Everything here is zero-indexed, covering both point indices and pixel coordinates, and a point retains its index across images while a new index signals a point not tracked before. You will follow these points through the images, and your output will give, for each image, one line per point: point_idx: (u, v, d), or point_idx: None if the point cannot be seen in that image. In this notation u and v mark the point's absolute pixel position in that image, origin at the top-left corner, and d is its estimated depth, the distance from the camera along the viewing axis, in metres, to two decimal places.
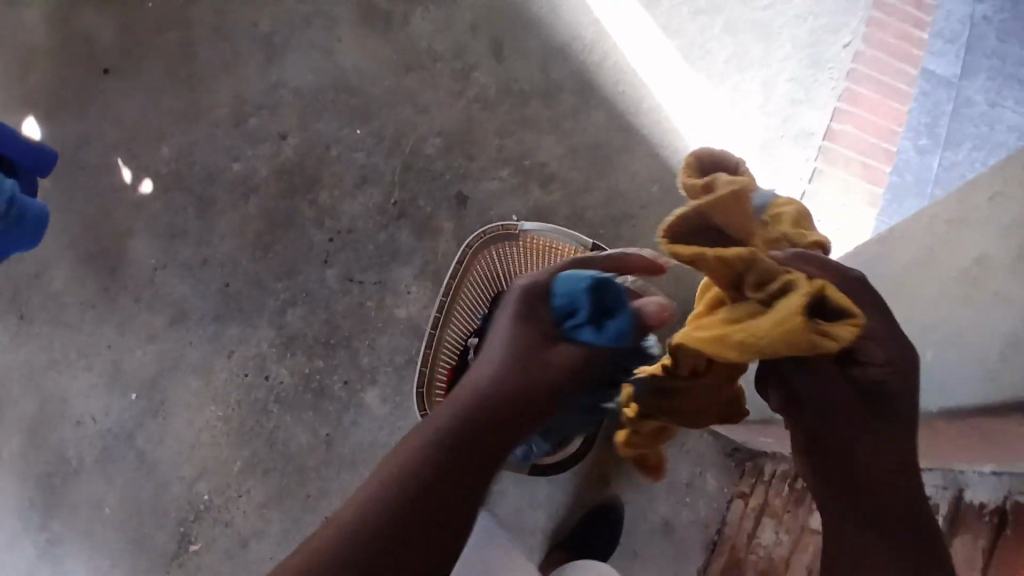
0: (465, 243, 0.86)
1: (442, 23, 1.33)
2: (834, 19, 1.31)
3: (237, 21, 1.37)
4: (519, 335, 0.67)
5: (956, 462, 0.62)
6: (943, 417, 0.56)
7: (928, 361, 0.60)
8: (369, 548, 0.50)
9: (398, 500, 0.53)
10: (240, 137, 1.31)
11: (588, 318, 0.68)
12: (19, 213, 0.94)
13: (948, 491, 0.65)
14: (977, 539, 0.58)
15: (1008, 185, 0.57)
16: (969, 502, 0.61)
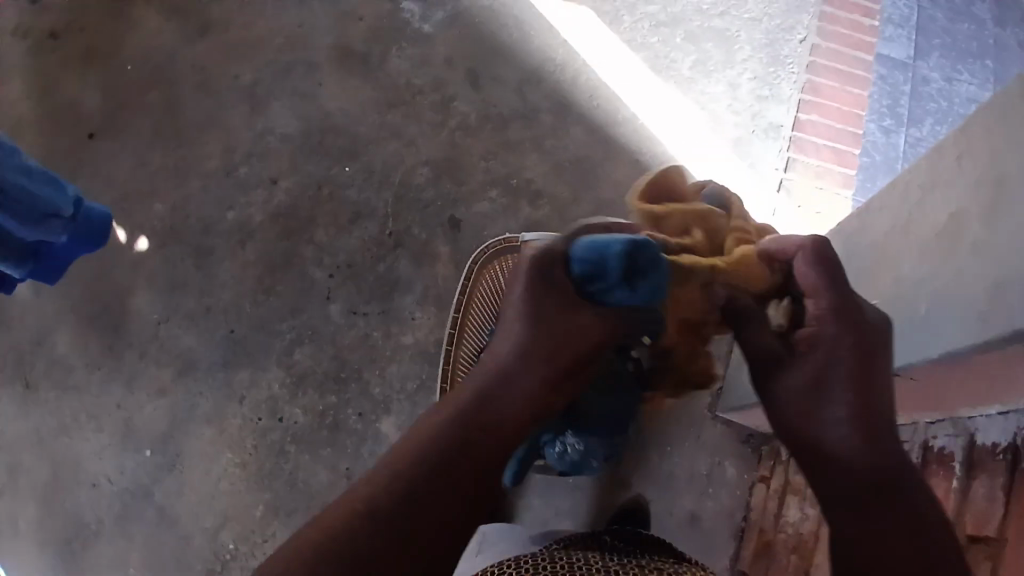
0: (470, 262, 0.92)
1: (418, 60, 1.39)
2: (786, 19, 1.41)
3: (219, 76, 1.41)
4: (539, 311, 0.57)
5: (963, 408, 0.65)
6: (943, 362, 0.59)
7: (923, 314, 0.63)
8: (366, 547, 0.47)
9: (405, 496, 0.49)
10: (232, 186, 1.34)
11: (619, 283, 0.57)
12: (84, 215, 0.91)
13: (960, 439, 0.67)
14: (995, 478, 0.61)
15: (970, 143, 0.62)
16: (982, 445, 0.64)
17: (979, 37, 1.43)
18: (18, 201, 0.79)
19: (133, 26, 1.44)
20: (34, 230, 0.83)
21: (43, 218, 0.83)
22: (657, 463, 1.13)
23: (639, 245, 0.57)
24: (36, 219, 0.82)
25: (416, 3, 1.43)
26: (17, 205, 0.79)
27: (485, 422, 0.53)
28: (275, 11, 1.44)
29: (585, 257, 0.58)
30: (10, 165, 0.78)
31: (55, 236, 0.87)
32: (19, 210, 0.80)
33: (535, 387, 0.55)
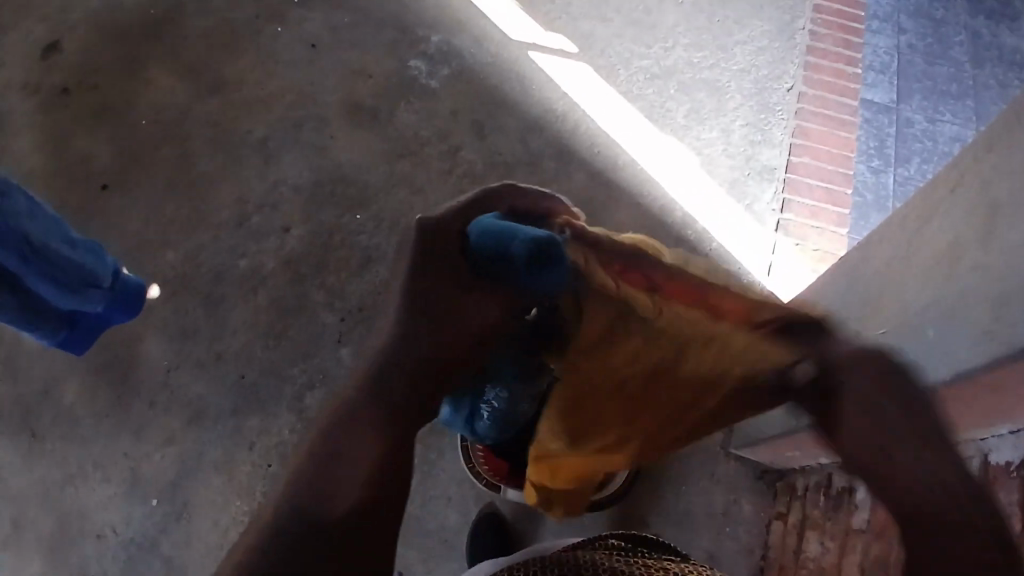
0: None
1: (424, 113, 1.46)
2: (773, 70, 1.49)
3: (233, 131, 1.47)
4: (437, 291, 0.57)
5: (974, 429, 0.67)
6: (955, 382, 0.61)
7: (930, 339, 0.65)
8: (299, 527, 0.45)
9: (337, 458, 0.50)
10: (244, 235, 1.38)
11: (518, 272, 0.55)
12: (121, 286, 0.94)
13: (973, 459, 0.69)
14: (1012, 496, 0.61)
15: (963, 177, 0.67)
16: (996, 464, 0.65)
17: (956, 82, 1.52)
18: (59, 270, 0.82)
19: (150, 86, 1.51)
20: (72, 299, 0.85)
21: (82, 287, 0.86)
22: (673, 501, 1.11)
23: (540, 240, 0.54)
24: (75, 289, 0.85)
25: (422, 60, 1.51)
26: (58, 273, 0.81)
27: (396, 379, 0.55)
28: (287, 70, 1.52)
29: (483, 239, 0.56)
30: (54, 235, 0.81)
31: (91, 306, 0.89)
32: (59, 279, 0.82)
33: (430, 370, 0.56)
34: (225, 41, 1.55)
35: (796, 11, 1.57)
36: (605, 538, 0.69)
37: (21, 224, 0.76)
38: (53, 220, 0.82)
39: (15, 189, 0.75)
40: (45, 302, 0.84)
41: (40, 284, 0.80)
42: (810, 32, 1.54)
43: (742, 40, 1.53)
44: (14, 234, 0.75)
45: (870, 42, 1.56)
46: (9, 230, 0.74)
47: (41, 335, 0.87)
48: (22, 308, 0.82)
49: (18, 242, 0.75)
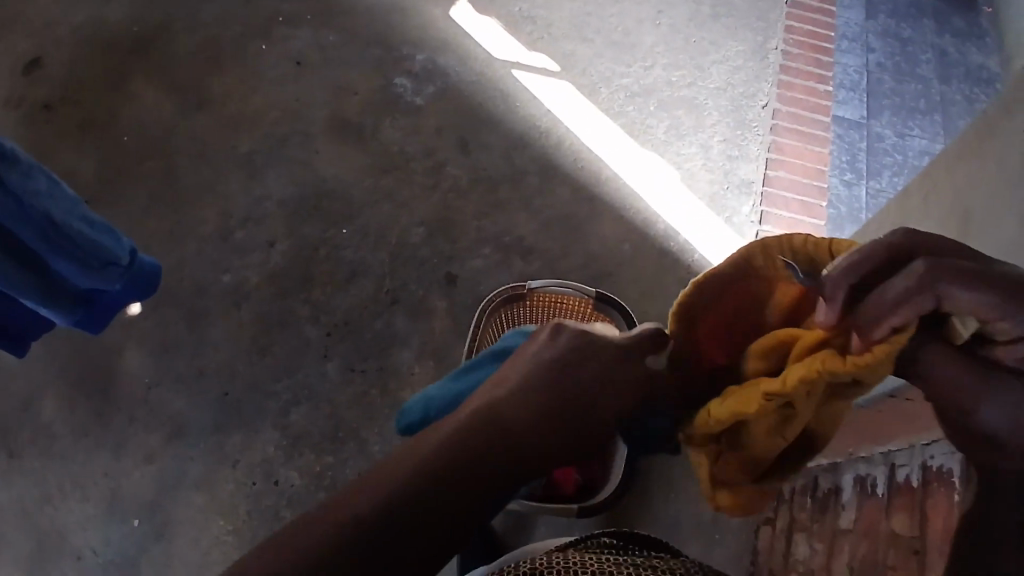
0: (489, 299, 1.07)
1: (410, 129, 1.48)
2: (748, 88, 1.55)
3: (218, 145, 1.47)
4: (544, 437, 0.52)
5: (918, 433, 0.69)
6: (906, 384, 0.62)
7: None
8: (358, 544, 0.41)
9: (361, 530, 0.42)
10: (227, 250, 1.37)
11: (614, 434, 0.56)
12: (139, 266, 0.92)
13: (919, 462, 0.70)
14: (950, 496, 0.62)
15: (935, 183, 0.70)
16: (936, 465, 0.67)
17: (923, 99, 1.59)
18: (78, 247, 0.81)
19: (134, 101, 1.51)
20: (87, 277, 0.83)
21: (99, 265, 0.83)
22: (660, 511, 1.12)
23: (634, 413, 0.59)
24: (94, 266, 0.83)
25: (407, 77, 1.53)
26: (76, 250, 0.81)
27: (477, 463, 0.47)
28: (273, 86, 1.53)
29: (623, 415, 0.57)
30: (74, 212, 0.80)
31: (109, 284, 0.87)
32: (76, 255, 0.81)
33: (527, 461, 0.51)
34: (210, 57, 1.56)
35: (768, 33, 1.63)
36: (602, 538, 0.70)
37: (40, 202, 0.75)
38: (72, 197, 0.80)
39: (37, 169, 0.75)
40: (65, 281, 0.84)
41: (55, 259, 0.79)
42: (783, 52, 1.61)
43: (718, 60, 1.58)
44: (33, 211, 0.75)
45: (840, 61, 1.62)
46: (29, 207, 0.75)
47: (59, 313, 0.86)
48: (44, 284, 0.82)
49: (38, 222, 0.76)
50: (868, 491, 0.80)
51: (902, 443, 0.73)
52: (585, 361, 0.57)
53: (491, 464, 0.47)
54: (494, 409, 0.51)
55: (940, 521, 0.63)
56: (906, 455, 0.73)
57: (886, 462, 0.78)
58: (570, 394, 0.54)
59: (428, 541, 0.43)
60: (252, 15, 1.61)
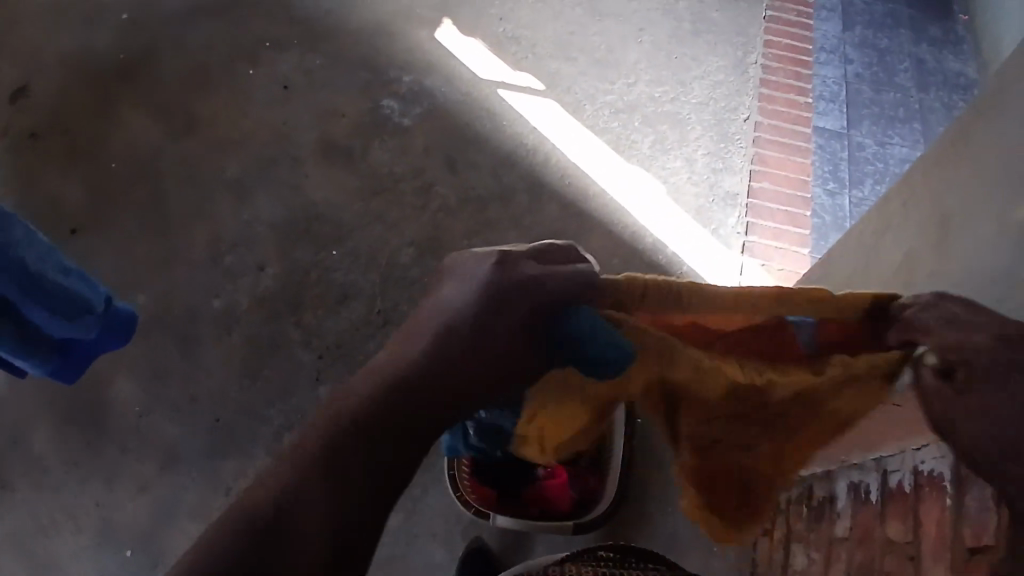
0: None
1: (398, 150, 1.49)
2: (730, 102, 1.57)
3: (206, 171, 1.47)
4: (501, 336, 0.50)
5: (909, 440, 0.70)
6: None
7: None
8: (310, 480, 0.43)
9: (307, 487, 0.43)
10: (218, 275, 1.36)
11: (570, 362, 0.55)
12: (115, 315, 0.91)
13: (910, 469, 0.71)
14: (942, 502, 0.63)
15: (912, 192, 0.72)
16: (926, 472, 0.67)
17: (902, 108, 1.62)
18: (55, 297, 0.80)
19: (121, 129, 1.51)
20: (64, 326, 0.82)
21: (77, 315, 0.83)
22: (658, 524, 1.11)
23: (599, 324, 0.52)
24: (68, 316, 0.82)
25: (395, 100, 1.55)
26: (52, 299, 0.80)
27: (423, 395, 0.47)
28: (260, 111, 1.54)
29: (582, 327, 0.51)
30: (49, 261, 0.79)
31: (86, 333, 0.86)
32: (52, 305, 0.80)
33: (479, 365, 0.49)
34: (197, 84, 1.56)
35: (748, 47, 1.67)
36: (597, 556, 0.67)
37: (18, 253, 0.75)
38: (48, 247, 0.80)
39: (13, 219, 0.75)
40: (40, 331, 0.83)
41: (33, 309, 0.78)
42: (762, 66, 1.64)
43: (699, 74, 1.61)
44: (12, 262, 0.75)
45: (819, 73, 1.66)
46: (7, 258, 0.74)
47: (35, 362, 0.85)
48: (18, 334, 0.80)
49: (16, 271, 0.75)
50: (862, 499, 0.81)
51: (893, 450, 0.74)
52: (500, 303, 0.50)
53: (423, 393, 0.47)
54: (437, 323, 0.50)
55: (933, 528, 0.63)
56: (896, 461, 0.74)
57: (879, 468, 0.79)
58: (500, 333, 0.50)
59: (379, 489, 0.45)
60: (238, 41, 1.62)
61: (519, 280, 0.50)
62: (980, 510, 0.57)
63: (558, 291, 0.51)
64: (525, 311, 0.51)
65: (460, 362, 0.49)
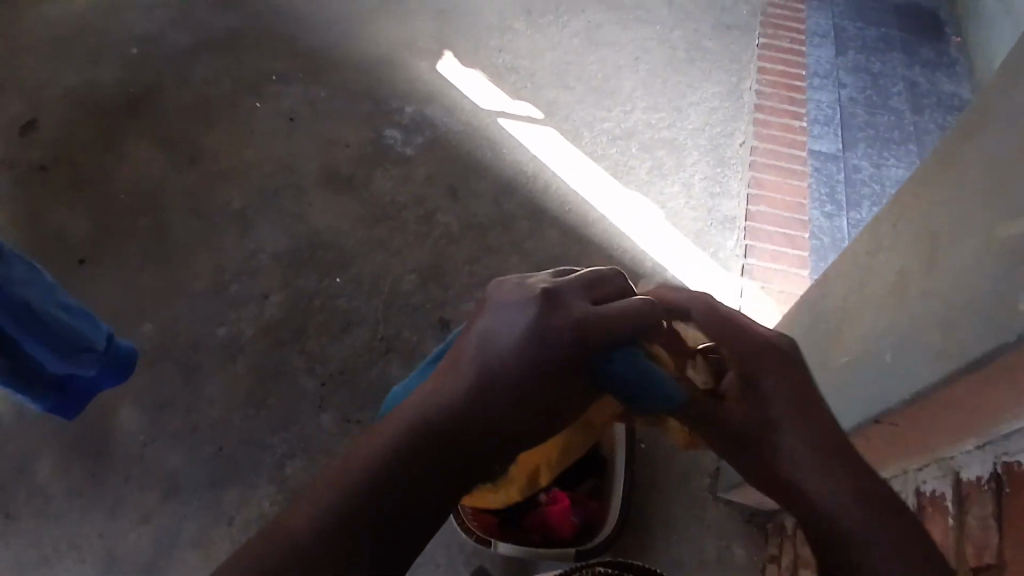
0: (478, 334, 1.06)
1: (401, 179, 1.52)
2: (725, 127, 1.60)
3: (212, 202, 1.50)
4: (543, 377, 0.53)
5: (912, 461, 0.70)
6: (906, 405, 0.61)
7: (886, 363, 0.67)
8: (334, 518, 0.44)
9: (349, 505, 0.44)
10: (223, 303, 1.38)
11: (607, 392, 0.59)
12: (115, 350, 0.94)
13: (914, 492, 0.70)
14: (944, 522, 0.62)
15: (903, 213, 0.73)
16: (930, 493, 0.67)
17: (897, 131, 1.65)
18: (55, 332, 0.81)
19: (128, 161, 1.54)
20: (65, 363, 0.85)
21: (77, 352, 0.86)
22: (664, 550, 1.10)
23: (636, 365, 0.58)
24: (68, 354, 0.85)
25: (397, 129, 1.58)
26: (54, 338, 0.81)
27: (459, 437, 0.49)
28: (265, 143, 1.57)
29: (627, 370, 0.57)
30: (51, 298, 0.80)
31: (84, 369, 0.89)
32: (52, 341, 0.81)
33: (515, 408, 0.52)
34: (204, 117, 1.61)
35: (742, 74, 1.70)
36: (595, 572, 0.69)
37: (19, 290, 0.75)
38: (51, 283, 0.81)
39: (15, 256, 0.75)
40: (39, 366, 0.84)
41: (35, 347, 0.80)
42: (756, 91, 1.67)
43: (695, 101, 1.65)
44: (14, 301, 0.75)
45: (813, 98, 1.69)
46: (9, 296, 0.74)
47: (33, 397, 0.87)
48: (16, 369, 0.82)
49: (16, 307, 0.75)
50: None
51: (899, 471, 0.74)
52: (545, 343, 0.53)
53: (454, 434, 0.49)
54: (481, 362, 0.52)
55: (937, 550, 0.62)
56: (900, 482, 0.74)
57: None
58: (542, 373, 0.53)
59: (404, 528, 0.46)
60: (245, 76, 1.67)
61: (567, 324, 0.54)
62: (982, 529, 0.55)
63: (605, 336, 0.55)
64: (570, 348, 0.54)
65: (508, 399, 0.51)
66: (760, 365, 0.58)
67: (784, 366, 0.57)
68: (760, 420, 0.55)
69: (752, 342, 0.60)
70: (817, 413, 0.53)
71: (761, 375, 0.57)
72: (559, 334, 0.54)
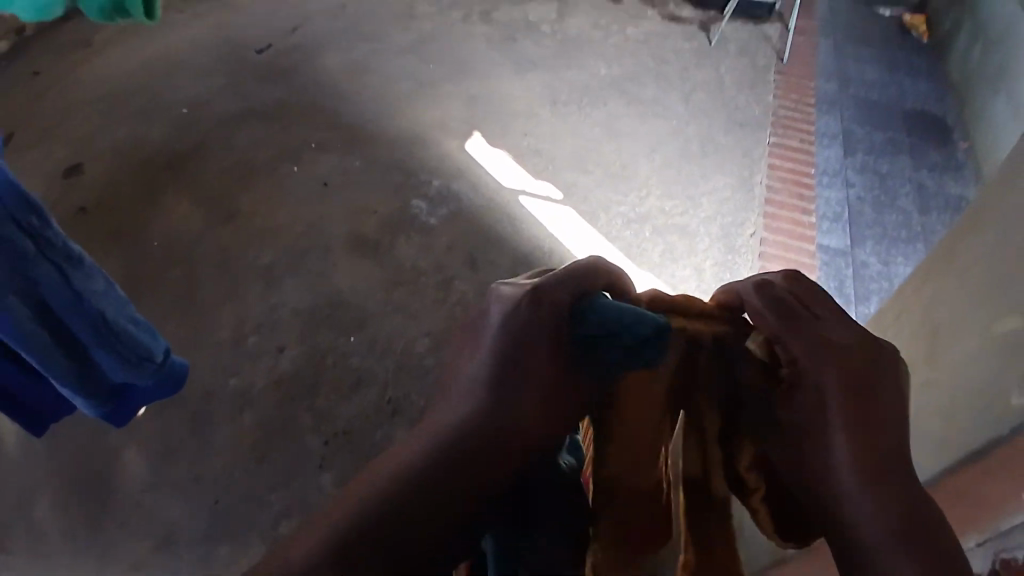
0: None
1: (423, 246, 1.58)
2: (737, 218, 1.67)
3: (241, 256, 1.57)
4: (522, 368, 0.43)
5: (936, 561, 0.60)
6: None
7: None
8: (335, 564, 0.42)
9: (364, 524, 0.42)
10: (239, 354, 1.41)
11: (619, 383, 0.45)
12: (170, 365, 0.88)
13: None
14: None
15: (904, 308, 0.76)
16: None
17: (904, 229, 1.70)
18: (124, 342, 0.78)
19: (168, 213, 1.63)
20: (123, 372, 0.80)
21: (137, 362, 0.81)
22: None
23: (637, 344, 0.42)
24: (129, 361, 0.80)
25: (423, 200, 1.67)
26: (121, 347, 0.78)
27: (457, 464, 0.43)
28: (298, 205, 1.66)
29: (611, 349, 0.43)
30: (122, 311, 0.77)
31: (140, 381, 0.83)
32: (119, 351, 0.78)
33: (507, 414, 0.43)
34: (241, 179, 1.70)
35: (753, 169, 1.79)
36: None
37: (98, 302, 0.73)
38: (124, 297, 0.78)
39: (97, 269, 0.73)
40: (101, 373, 0.80)
41: (104, 356, 0.77)
42: (767, 186, 1.75)
43: (707, 192, 1.72)
44: (91, 311, 0.73)
45: (822, 195, 1.76)
46: (87, 307, 0.72)
47: (87, 405, 0.81)
48: (74, 373, 0.76)
49: (92, 318, 0.73)
50: None
51: None
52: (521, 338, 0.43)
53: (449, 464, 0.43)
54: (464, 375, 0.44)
55: None
56: None
57: None
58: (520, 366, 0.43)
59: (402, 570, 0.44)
60: (286, 143, 1.78)
61: (525, 302, 0.43)
62: None
63: (600, 329, 0.42)
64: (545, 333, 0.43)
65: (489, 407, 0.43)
66: (824, 358, 0.42)
67: (846, 357, 0.42)
68: (809, 432, 0.42)
69: (806, 320, 0.44)
70: (865, 409, 0.41)
71: (819, 367, 0.42)
72: (537, 323, 0.43)
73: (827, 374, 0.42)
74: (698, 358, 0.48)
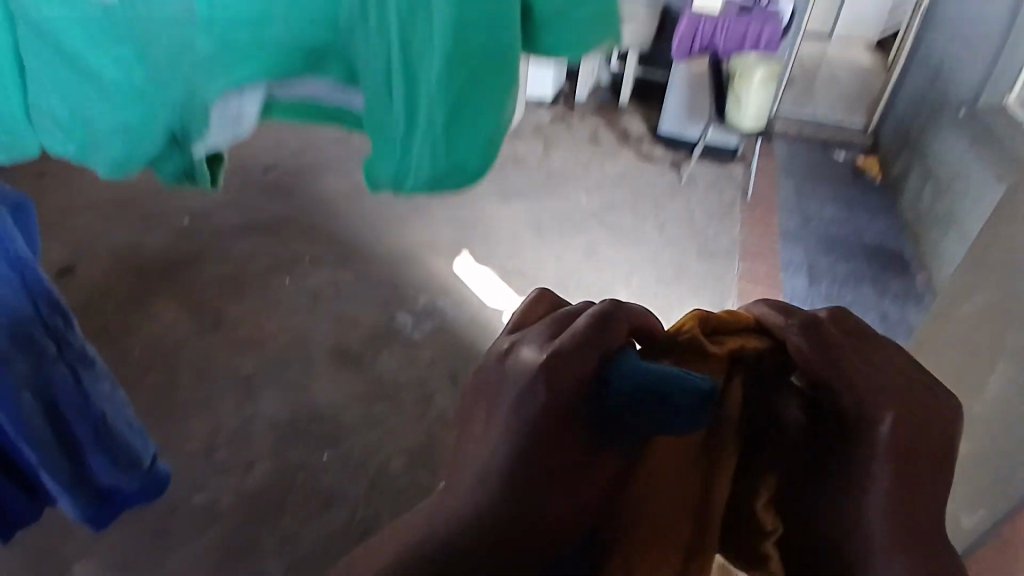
0: None
1: (405, 361, 1.61)
2: None
3: (223, 365, 1.57)
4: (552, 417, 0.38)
5: None
6: None
7: None
8: None
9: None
10: (208, 467, 1.38)
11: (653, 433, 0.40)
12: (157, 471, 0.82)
13: None
14: None
15: None
16: None
17: None
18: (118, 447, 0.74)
19: (156, 319, 1.66)
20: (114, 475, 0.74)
21: (128, 465, 0.76)
22: None
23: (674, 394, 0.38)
24: (121, 462, 0.75)
25: (408, 315, 1.71)
26: (115, 450, 0.73)
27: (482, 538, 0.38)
28: (285, 315, 1.70)
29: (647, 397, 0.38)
30: (121, 412, 0.74)
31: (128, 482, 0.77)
32: (114, 452, 0.73)
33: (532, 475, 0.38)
34: (233, 289, 1.75)
35: (726, 296, 1.87)
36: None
37: (102, 403, 0.70)
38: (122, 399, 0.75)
39: (103, 373, 0.71)
40: (91, 474, 0.72)
41: (98, 459, 0.72)
42: None
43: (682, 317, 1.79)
44: (94, 412, 0.69)
45: None
46: (91, 408, 0.69)
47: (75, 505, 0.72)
48: (67, 477, 0.69)
49: (93, 420, 0.69)
50: None
51: None
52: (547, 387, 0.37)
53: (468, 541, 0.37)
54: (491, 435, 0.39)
55: None
56: None
57: None
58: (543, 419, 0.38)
59: None
60: (281, 256, 1.86)
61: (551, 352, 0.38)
62: None
63: (631, 395, 0.38)
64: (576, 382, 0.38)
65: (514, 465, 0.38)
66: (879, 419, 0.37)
67: (907, 397, 0.38)
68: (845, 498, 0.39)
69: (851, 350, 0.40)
70: (914, 461, 0.37)
71: (874, 408, 0.37)
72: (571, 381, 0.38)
73: (874, 437, 0.37)
74: (733, 391, 0.43)
